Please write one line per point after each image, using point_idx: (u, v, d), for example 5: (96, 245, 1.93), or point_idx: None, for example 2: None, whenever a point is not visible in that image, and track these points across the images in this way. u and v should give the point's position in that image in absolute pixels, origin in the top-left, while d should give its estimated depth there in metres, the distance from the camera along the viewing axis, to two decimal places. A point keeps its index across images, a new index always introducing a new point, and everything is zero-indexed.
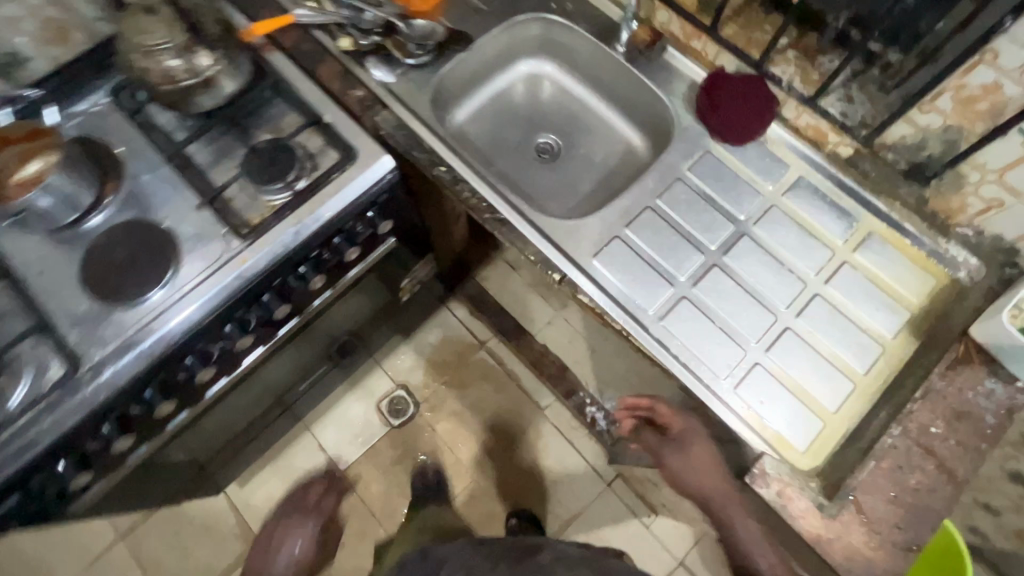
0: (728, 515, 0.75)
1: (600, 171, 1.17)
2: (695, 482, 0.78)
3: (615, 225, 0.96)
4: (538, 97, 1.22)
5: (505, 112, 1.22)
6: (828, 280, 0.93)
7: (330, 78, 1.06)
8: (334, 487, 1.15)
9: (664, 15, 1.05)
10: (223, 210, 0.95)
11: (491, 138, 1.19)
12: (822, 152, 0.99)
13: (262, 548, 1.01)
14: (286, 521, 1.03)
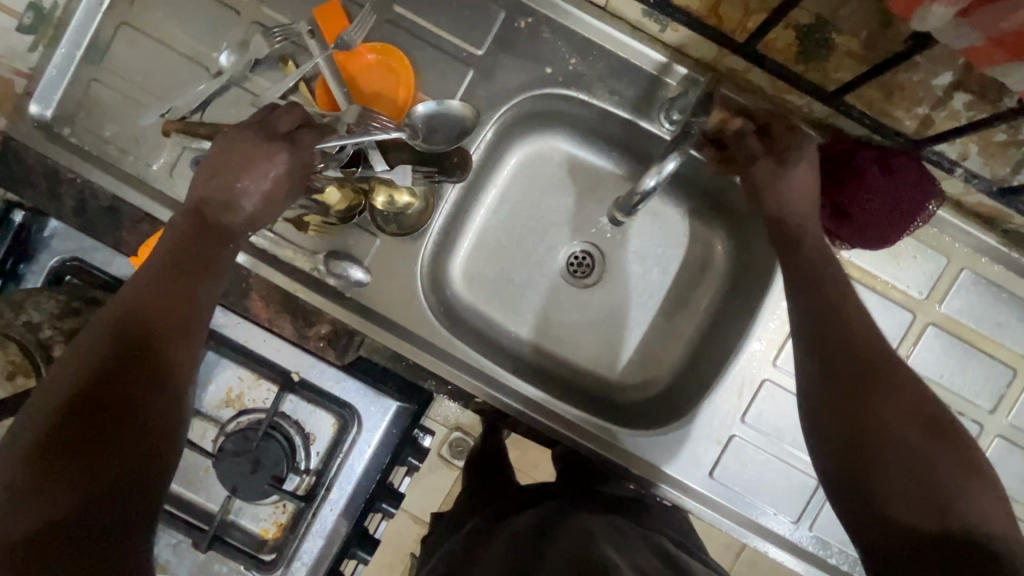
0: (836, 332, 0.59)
1: (647, 280, 0.83)
2: (792, 271, 0.63)
3: (728, 420, 0.75)
4: (547, 193, 0.82)
5: (512, 232, 0.82)
6: (1011, 412, 0.73)
7: (274, 312, 0.73)
8: (278, 133, 0.61)
9: (736, 62, 0.66)
10: (191, 469, 0.75)
11: (502, 278, 0.82)
12: (996, 230, 0.70)
13: (211, 177, 0.59)
14: (253, 130, 0.60)
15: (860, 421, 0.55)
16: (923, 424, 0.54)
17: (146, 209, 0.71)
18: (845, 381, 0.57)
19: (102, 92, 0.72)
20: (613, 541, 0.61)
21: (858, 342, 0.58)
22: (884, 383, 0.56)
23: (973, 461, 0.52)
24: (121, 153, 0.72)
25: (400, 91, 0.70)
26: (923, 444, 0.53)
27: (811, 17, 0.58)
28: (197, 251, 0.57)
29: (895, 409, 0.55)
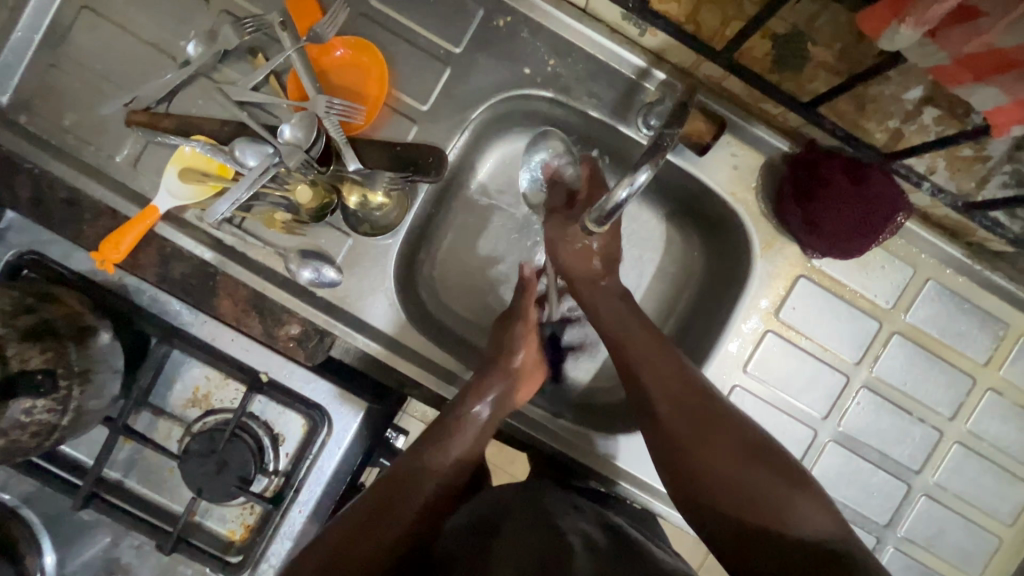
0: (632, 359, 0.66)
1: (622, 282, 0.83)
2: (620, 334, 0.68)
3: None
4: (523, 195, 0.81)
5: (487, 231, 0.82)
6: (970, 420, 0.75)
7: (242, 311, 0.71)
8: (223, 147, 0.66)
9: (714, 69, 0.66)
10: (156, 467, 0.75)
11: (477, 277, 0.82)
12: (961, 242, 0.71)
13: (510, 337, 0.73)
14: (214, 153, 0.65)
15: (684, 460, 0.59)
16: (741, 455, 0.58)
17: (108, 202, 0.69)
18: (671, 428, 0.61)
19: (61, 79, 0.69)
20: (572, 527, 0.59)
21: (668, 393, 0.63)
22: (707, 432, 0.60)
23: (790, 471, 0.57)
24: (81, 143, 0.69)
25: (376, 86, 0.69)
26: (742, 467, 0.57)
27: (789, 27, 0.59)
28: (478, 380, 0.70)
29: (715, 438, 0.59)
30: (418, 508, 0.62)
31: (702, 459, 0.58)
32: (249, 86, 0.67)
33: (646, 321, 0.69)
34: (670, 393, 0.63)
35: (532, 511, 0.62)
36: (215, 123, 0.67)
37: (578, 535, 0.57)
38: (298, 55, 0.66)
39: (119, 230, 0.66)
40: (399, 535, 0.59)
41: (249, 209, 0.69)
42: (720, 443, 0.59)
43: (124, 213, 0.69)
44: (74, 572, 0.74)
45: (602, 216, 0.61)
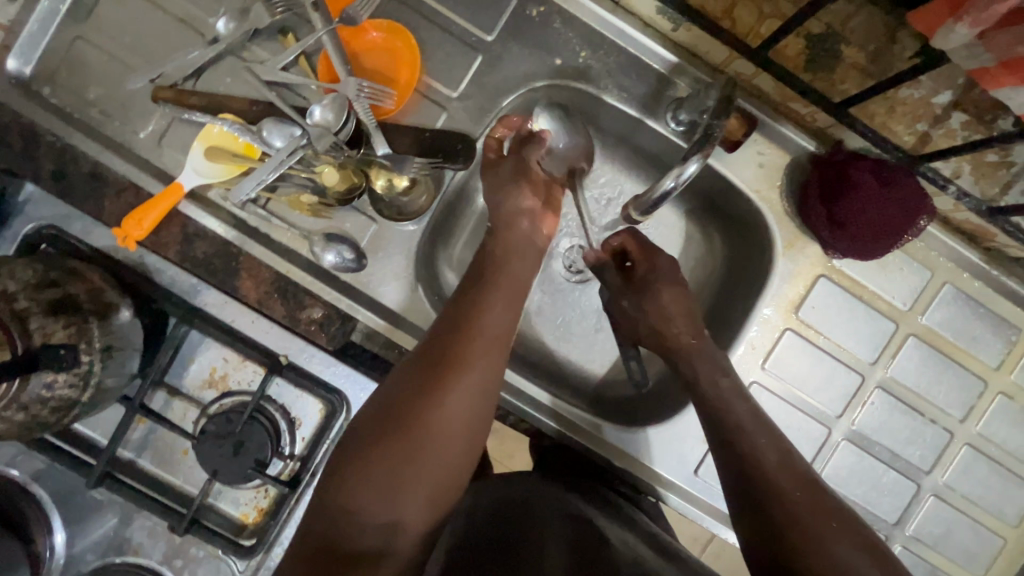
0: (723, 416, 0.64)
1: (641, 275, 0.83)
2: (724, 420, 0.63)
3: None
4: None
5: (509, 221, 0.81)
6: (980, 422, 0.76)
7: (264, 293, 0.71)
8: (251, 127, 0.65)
9: (746, 67, 0.66)
10: (169, 447, 0.74)
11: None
12: (979, 247, 0.73)
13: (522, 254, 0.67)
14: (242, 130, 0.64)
15: (793, 561, 0.53)
16: (866, 567, 0.51)
17: (131, 178, 0.68)
18: (765, 494, 0.57)
19: (87, 52, 0.68)
20: (599, 527, 0.60)
21: (772, 484, 0.57)
22: (821, 532, 0.53)
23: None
24: (106, 118, 0.68)
25: (408, 72, 0.68)
26: (840, 541, 0.53)
27: (823, 27, 0.60)
28: (485, 294, 0.62)
29: (815, 513, 0.55)
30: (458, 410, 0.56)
31: (800, 532, 0.53)
32: (280, 66, 0.67)
33: (753, 410, 0.64)
34: (770, 455, 0.60)
35: (560, 510, 0.63)
36: (245, 103, 0.66)
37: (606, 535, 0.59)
38: (329, 37, 0.64)
39: (142, 208, 0.65)
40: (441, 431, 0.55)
41: (274, 189, 0.69)
42: (820, 517, 0.54)
43: (148, 190, 0.68)
44: (82, 551, 0.73)
45: (648, 205, 0.63)
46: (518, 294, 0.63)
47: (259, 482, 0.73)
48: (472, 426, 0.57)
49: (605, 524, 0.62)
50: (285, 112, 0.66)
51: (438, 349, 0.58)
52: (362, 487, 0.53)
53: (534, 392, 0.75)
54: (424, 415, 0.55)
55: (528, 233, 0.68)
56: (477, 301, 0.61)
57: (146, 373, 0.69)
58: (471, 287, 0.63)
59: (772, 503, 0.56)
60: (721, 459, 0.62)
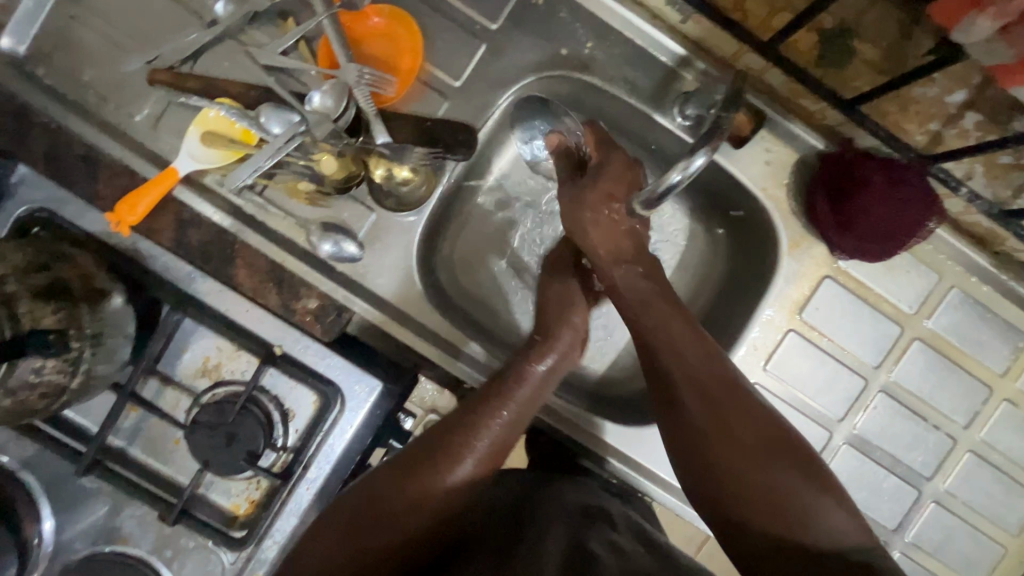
0: (646, 322, 0.63)
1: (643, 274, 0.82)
2: (653, 332, 0.63)
3: None
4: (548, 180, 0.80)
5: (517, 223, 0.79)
6: (984, 429, 0.75)
7: (259, 282, 0.69)
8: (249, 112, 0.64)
9: (755, 61, 0.65)
10: (161, 436, 0.73)
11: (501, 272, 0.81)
12: (989, 251, 0.71)
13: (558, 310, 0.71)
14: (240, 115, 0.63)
15: (710, 462, 0.57)
16: (776, 460, 0.55)
17: (126, 162, 0.67)
18: (692, 406, 0.59)
19: (83, 32, 0.67)
20: (592, 543, 0.54)
21: (698, 391, 0.59)
22: (740, 436, 0.57)
23: (819, 474, 0.55)
24: (101, 100, 0.67)
25: (409, 60, 0.67)
26: (767, 452, 0.56)
27: (836, 22, 0.59)
28: (478, 409, 0.65)
29: (742, 423, 0.57)
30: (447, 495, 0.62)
31: (727, 440, 0.56)
32: (279, 51, 0.65)
33: (685, 323, 0.63)
34: (695, 361, 0.60)
35: (553, 528, 0.57)
36: (242, 86, 0.65)
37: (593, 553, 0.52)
38: (330, 22, 0.63)
39: (136, 192, 0.64)
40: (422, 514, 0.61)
41: (272, 176, 0.67)
42: (746, 426, 0.57)
43: (143, 174, 0.67)
44: (71, 539, 0.72)
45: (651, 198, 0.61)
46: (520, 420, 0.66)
47: (250, 474, 0.72)
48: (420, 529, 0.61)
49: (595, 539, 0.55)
50: (283, 97, 0.64)
51: (422, 470, 0.62)
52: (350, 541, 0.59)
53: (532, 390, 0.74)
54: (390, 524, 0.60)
55: (566, 351, 0.70)
56: (476, 422, 0.64)
57: (138, 361, 0.68)
58: (475, 401, 0.66)
59: (697, 411, 0.58)
60: (646, 369, 0.63)
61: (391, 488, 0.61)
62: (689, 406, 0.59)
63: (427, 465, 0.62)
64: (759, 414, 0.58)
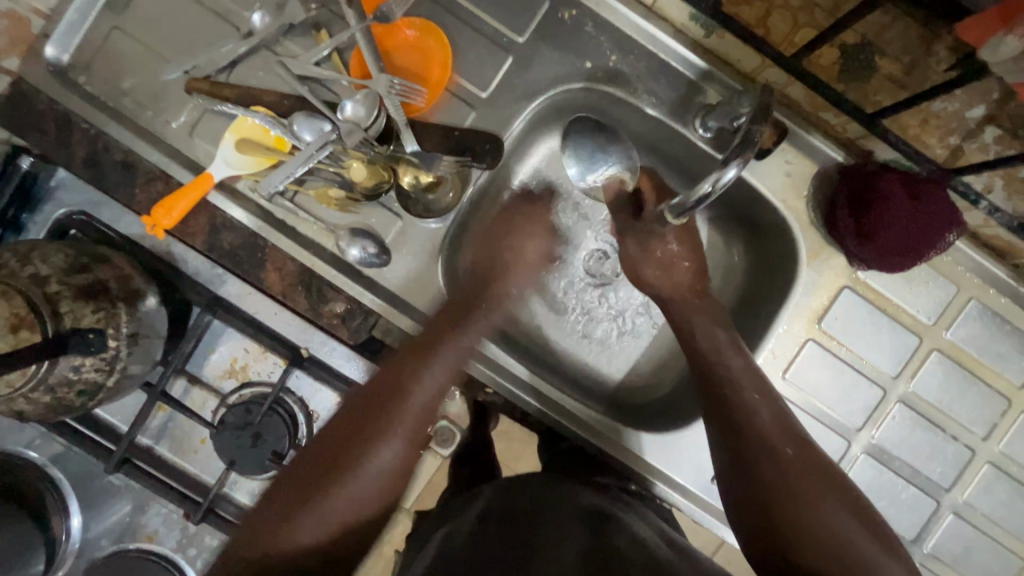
0: (728, 375, 0.64)
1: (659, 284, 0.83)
2: (724, 384, 0.63)
3: None
4: (568, 189, 0.81)
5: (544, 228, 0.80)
6: (1002, 441, 0.75)
7: (288, 285, 0.71)
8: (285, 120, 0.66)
9: (777, 75, 0.66)
10: (187, 434, 0.75)
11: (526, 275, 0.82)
12: (1008, 263, 0.72)
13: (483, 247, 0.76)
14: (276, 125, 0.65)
15: (779, 516, 0.56)
16: (848, 522, 0.55)
17: (161, 167, 0.69)
18: (767, 462, 0.58)
19: (123, 42, 0.69)
20: (609, 536, 0.60)
21: (773, 451, 0.59)
22: (812, 494, 0.56)
23: (886, 538, 0.55)
24: (139, 107, 0.69)
25: (439, 70, 0.69)
26: (840, 512, 0.56)
27: (858, 38, 0.60)
28: (386, 400, 0.64)
29: (820, 485, 0.57)
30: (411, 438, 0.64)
31: (807, 500, 0.56)
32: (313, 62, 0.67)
33: (761, 387, 0.64)
34: (772, 421, 0.61)
35: (573, 522, 0.62)
36: (276, 95, 0.67)
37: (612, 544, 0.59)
38: (362, 34, 0.64)
39: (172, 196, 0.65)
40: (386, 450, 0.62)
41: (303, 183, 0.69)
42: (823, 488, 0.57)
43: (178, 179, 0.69)
44: (97, 536, 0.74)
45: (684, 208, 0.62)
46: (422, 357, 0.66)
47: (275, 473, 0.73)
48: (354, 508, 0.59)
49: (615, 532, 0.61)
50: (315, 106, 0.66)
51: (346, 452, 0.61)
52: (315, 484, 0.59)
53: (553, 396, 0.75)
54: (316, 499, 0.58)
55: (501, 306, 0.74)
56: (381, 403, 0.64)
57: (169, 361, 0.70)
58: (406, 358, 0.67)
59: (773, 465, 0.58)
60: (716, 424, 0.63)
61: (311, 477, 0.59)
62: (766, 460, 0.59)
63: (348, 449, 0.61)
64: (831, 472, 0.59)
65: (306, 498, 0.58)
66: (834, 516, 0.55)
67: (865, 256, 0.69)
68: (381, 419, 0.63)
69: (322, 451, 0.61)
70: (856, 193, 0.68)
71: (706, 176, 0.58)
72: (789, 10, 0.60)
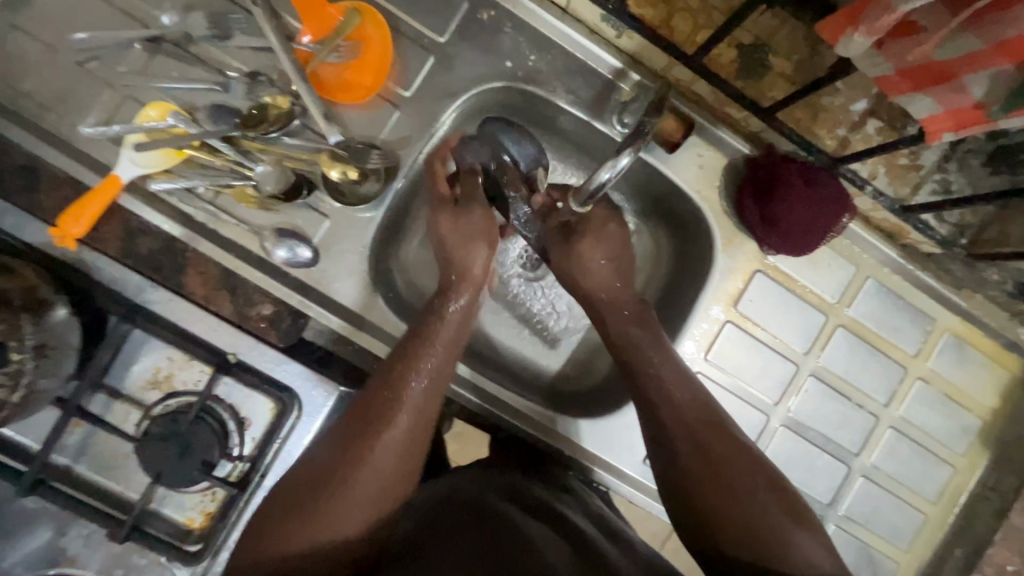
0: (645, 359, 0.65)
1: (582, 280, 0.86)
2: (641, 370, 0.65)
3: None
4: None
5: None
6: (901, 408, 0.82)
7: (211, 291, 0.71)
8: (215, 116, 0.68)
9: (683, 72, 0.70)
10: (109, 451, 0.71)
11: None
12: (897, 244, 0.79)
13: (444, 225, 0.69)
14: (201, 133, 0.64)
15: (700, 507, 0.59)
16: (770, 507, 0.57)
17: (69, 171, 0.66)
18: (680, 447, 0.61)
19: (23, 42, 0.66)
20: (518, 528, 0.58)
21: (687, 441, 0.61)
22: (732, 483, 0.58)
23: (797, 512, 0.57)
24: (43, 109, 0.66)
25: (368, 61, 0.69)
26: (754, 495, 0.58)
27: (752, 38, 0.65)
28: (411, 376, 0.63)
29: (735, 467, 0.59)
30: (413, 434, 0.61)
31: (719, 486, 0.58)
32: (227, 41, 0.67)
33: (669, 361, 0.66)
34: (690, 405, 0.63)
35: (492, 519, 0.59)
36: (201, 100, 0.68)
37: (523, 535, 0.56)
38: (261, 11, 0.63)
39: (80, 204, 0.63)
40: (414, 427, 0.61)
41: (221, 186, 0.67)
42: (739, 473, 0.59)
43: (87, 184, 0.66)
44: (12, 566, 0.70)
45: (586, 198, 0.65)
46: (456, 353, 0.66)
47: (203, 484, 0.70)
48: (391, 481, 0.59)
49: (525, 523, 0.59)
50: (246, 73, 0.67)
51: (377, 441, 0.59)
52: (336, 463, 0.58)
53: (491, 389, 0.76)
54: (349, 466, 0.57)
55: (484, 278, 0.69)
56: (411, 363, 0.63)
57: (84, 375, 0.66)
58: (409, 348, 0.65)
59: (687, 446, 0.61)
60: (646, 419, 0.65)
61: (342, 446, 0.59)
62: (679, 442, 0.61)
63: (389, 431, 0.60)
64: (750, 452, 0.61)
65: (346, 461, 0.58)
66: (747, 503, 0.57)
67: (770, 240, 0.74)
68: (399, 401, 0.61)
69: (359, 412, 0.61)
70: (763, 183, 0.73)
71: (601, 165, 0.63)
72: (691, 13, 0.65)
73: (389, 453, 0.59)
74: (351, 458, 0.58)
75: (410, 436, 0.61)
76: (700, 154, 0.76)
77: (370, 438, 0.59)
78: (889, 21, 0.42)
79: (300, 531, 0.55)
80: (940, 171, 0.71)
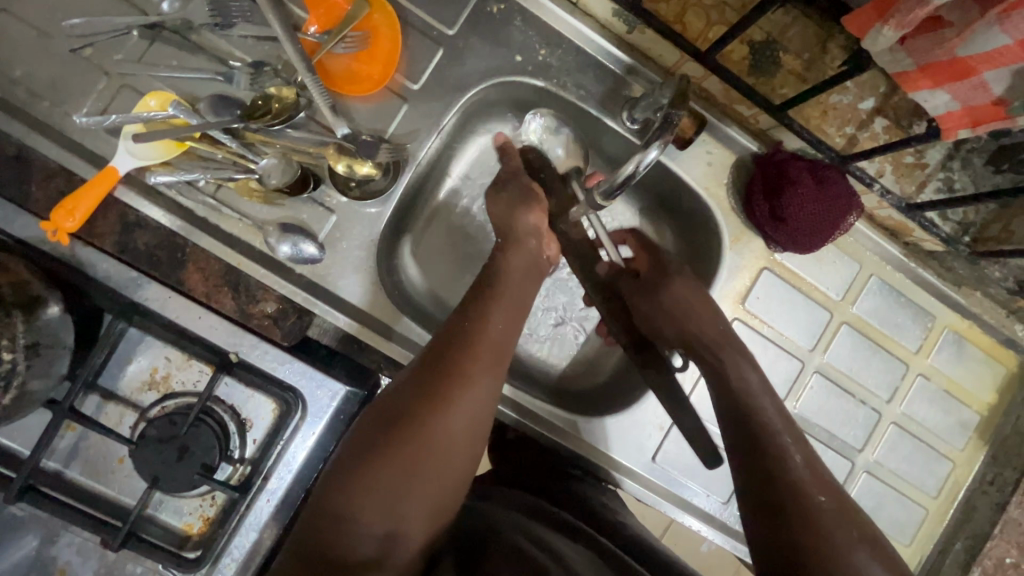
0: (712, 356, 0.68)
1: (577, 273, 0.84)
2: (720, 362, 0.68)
3: (670, 408, 0.79)
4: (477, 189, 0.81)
5: (475, 226, 0.82)
6: (903, 404, 0.83)
7: (213, 287, 0.68)
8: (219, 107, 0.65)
9: (694, 68, 0.70)
10: (101, 455, 0.68)
11: (442, 250, 0.81)
12: (900, 242, 0.80)
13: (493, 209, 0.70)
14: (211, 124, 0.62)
15: (788, 526, 0.54)
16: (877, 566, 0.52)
17: (61, 162, 0.63)
18: (757, 433, 0.61)
19: (12, 26, 0.63)
20: (547, 545, 0.56)
21: (792, 487, 0.56)
22: (825, 515, 0.54)
23: (862, 528, 0.55)
24: (33, 98, 0.63)
25: (377, 52, 0.68)
26: (824, 494, 0.56)
27: (763, 35, 0.66)
28: (475, 334, 0.60)
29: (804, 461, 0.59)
30: (485, 389, 0.58)
31: (795, 472, 0.58)
32: (227, 28, 0.65)
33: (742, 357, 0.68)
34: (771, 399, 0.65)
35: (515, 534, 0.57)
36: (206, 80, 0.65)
37: (555, 553, 0.54)
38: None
39: (72, 197, 0.60)
40: (485, 380, 0.58)
41: (222, 178, 0.65)
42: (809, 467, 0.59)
43: (80, 175, 0.63)
44: None
45: (610, 189, 0.63)
46: (519, 313, 0.64)
47: (203, 487, 0.67)
48: (468, 435, 0.56)
49: (562, 544, 0.57)
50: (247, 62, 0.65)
51: (446, 394, 0.56)
52: (404, 420, 0.55)
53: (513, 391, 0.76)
54: (417, 428, 0.54)
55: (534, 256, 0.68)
56: (479, 326, 0.60)
57: (77, 375, 0.63)
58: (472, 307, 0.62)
59: (770, 432, 0.61)
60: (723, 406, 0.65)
61: (412, 405, 0.56)
62: (755, 431, 0.62)
63: (460, 383, 0.57)
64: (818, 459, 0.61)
65: (414, 419, 0.55)
66: (823, 496, 0.56)
67: (779, 237, 0.74)
68: (467, 357, 0.58)
69: (423, 371, 0.58)
70: (773, 180, 0.73)
71: (628, 158, 0.61)
72: (703, 9, 0.64)
73: (460, 406, 0.56)
74: (424, 417, 0.55)
75: (481, 390, 0.58)
76: (709, 150, 0.76)
77: (441, 396, 0.56)
78: (922, 14, 0.43)
79: (363, 498, 0.52)
80: (943, 174, 0.72)
